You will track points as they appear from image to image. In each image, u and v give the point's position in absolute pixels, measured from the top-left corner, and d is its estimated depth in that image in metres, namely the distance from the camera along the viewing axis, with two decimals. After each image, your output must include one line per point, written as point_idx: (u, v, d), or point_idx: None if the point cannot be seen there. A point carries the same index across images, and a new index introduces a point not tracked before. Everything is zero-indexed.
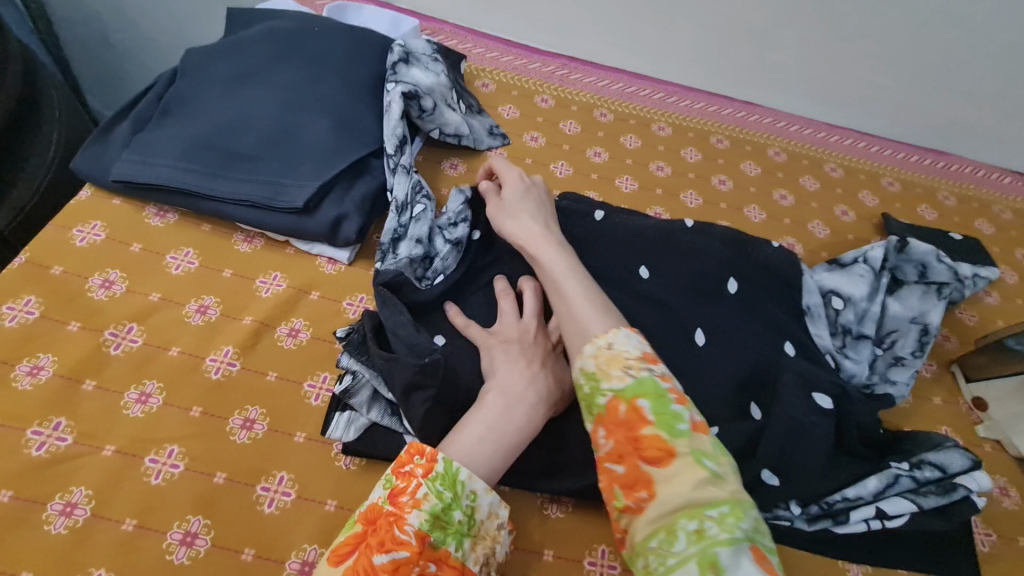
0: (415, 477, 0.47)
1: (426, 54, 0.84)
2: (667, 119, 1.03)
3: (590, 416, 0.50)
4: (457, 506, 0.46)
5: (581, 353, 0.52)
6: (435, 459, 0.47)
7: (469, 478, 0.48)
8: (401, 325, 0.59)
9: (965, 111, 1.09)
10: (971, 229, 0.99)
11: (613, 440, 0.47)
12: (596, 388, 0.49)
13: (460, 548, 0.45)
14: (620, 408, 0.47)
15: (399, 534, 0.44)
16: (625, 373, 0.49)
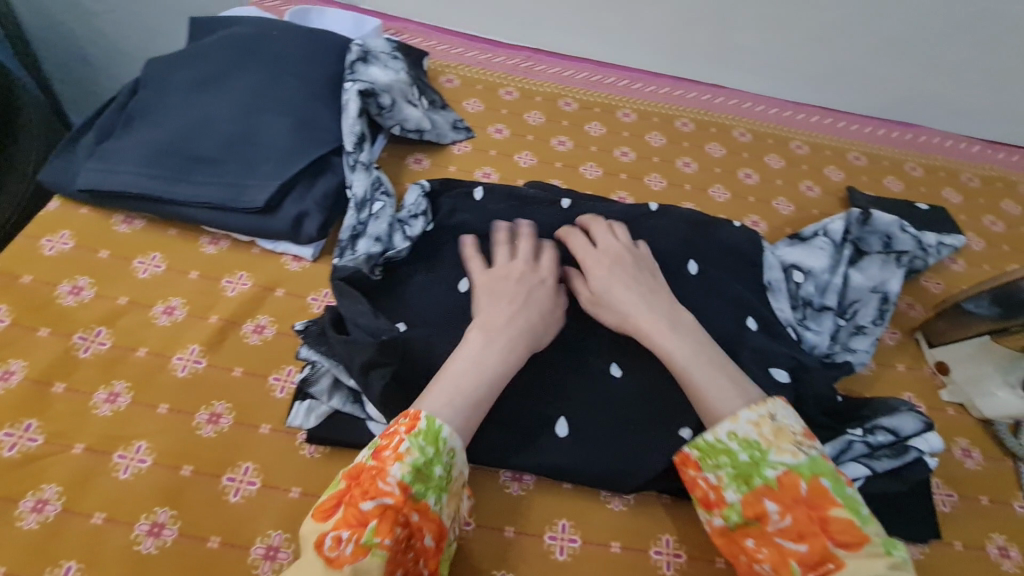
0: (400, 434, 0.50)
1: (384, 52, 0.85)
2: (633, 105, 1.04)
3: (749, 486, 0.51)
4: (439, 461, 0.50)
5: (734, 423, 0.52)
6: (417, 418, 0.52)
7: (450, 436, 0.51)
8: (360, 314, 0.60)
9: (931, 82, 1.10)
10: (938, 199, 1.00)
11: (792, 516, 0.48)
12: (764, 461, 0.50)
13: (439, 501, 0.50)
14: (798, 484, 0.49)
15: (383, 484, 0.48)
16: (799, 449, 0.50)
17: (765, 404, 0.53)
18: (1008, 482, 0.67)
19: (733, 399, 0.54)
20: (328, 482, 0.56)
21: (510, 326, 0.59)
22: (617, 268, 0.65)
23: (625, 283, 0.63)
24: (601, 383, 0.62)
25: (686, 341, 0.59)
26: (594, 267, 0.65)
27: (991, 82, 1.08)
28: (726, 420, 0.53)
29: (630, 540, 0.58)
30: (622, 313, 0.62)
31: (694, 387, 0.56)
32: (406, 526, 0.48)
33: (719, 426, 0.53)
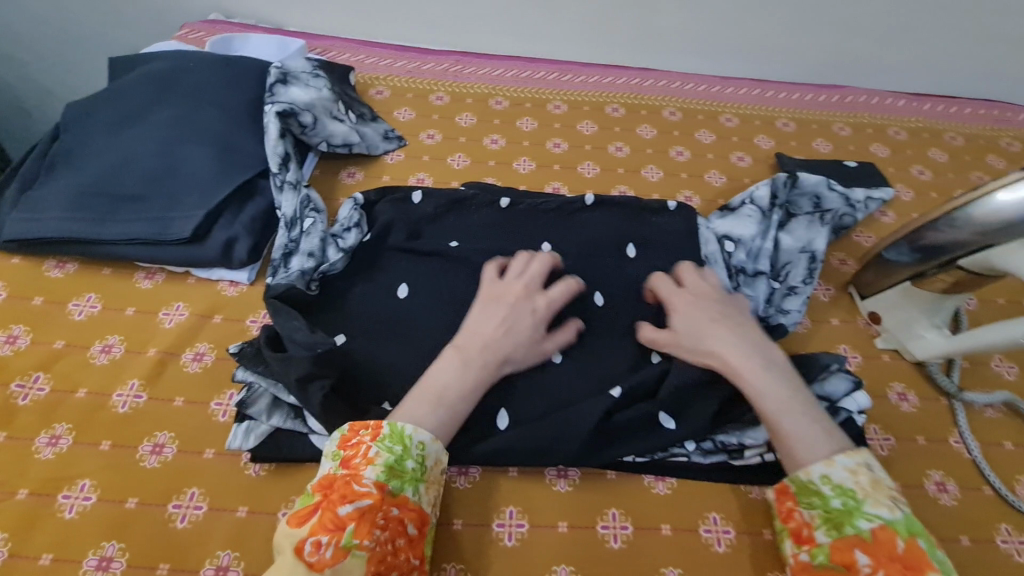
0: (364, 442, 0.54)
1: (305, 72, 0.86)
2: (563, 97, 1.06)
3: (841, 532, 0.51)
4: (409, 458, 0.53)
5: (826, 467, 0.53)
6: (380, 424, 0.55)
7: (415, 432, 0.55)
8: (296, 330, 0.61)
9: (851, 43, 1.13)
10: (866, 155, 1.02)
11: (884, 570, 0.48)
12: (859, 510, 0.51)
13: (416, 493, 0.53)
14: (895, 542, 0.49)
15: (359, 487, 0.50)
16: (895, 505, 0.51)
17: (857, 453, 0.55)
18: (944, 419, 0.69)
19: (824, 446, 0.55)
20: (274, 498, 0.57)
21: (488, 356, 0.62)
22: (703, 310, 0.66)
23: (720, 323, 0.64)
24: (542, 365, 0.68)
25: (780, 383, 0.59)
26: (697, 311, 0.66)
27: (907, 37, 1.11)
28: (820, 463, 0.54)
29: (576, 518, 0.60)
30: (711, 356, 0.62)
31: (782, 429, 0.57)
32: (385, 524, 0.50)
33: (812, 466, 0.54)
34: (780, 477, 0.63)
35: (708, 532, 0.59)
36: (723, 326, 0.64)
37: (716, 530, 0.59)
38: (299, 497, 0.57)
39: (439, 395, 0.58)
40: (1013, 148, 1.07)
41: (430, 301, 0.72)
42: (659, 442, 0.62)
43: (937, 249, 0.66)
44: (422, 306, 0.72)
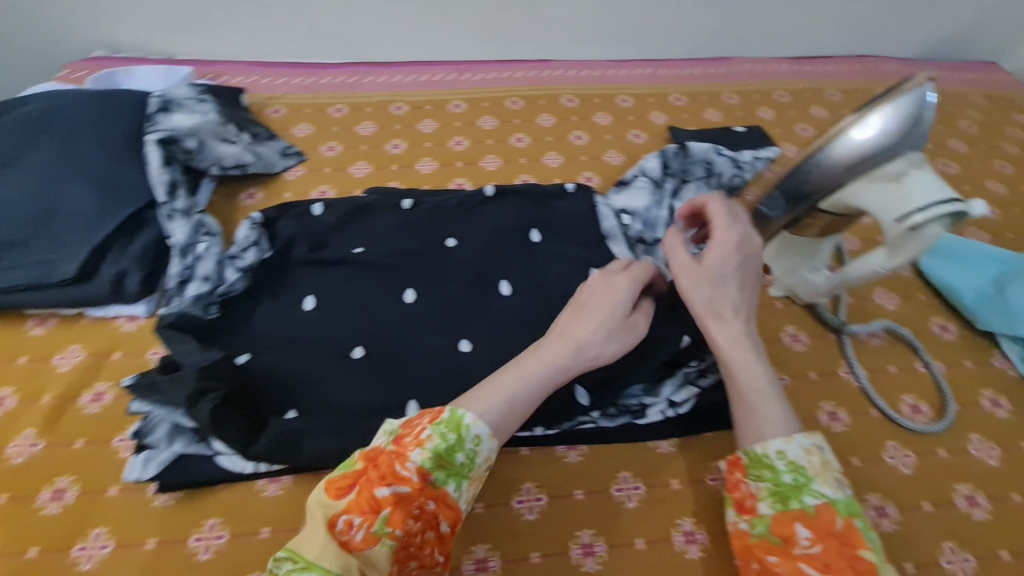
0: (423, 423, 0.51)
1: (189, 97, 0.85)
2: (462, 96, 1.08)
3: (786, 506, 0.52)
4: (462, 448, 0.50)
5: (785, 445, 0.53)
6: (442, 409, 0.52)
7: (473, 423, 0.51)
8: (188, 352, 0.61)
9: (731, 16, 1.19)
10: (754, 119, 1.08)
11: (822, 546, 0.49)
12: (806, 487, 0.51)
13: (458, 488, 0.50)
14: (836, 520, 0.50)
15: (401, 470, 0.48)
16: (839, 486, 0.52)
17: (815, 434, 0.54)
18: (835, 354, 0.74)
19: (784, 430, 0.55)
20: (185, 524, 0.57)
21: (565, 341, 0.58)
22: (733, 262, 0.61)
23: (742, 285, 0.61)
24: (452, 358, 0.69)
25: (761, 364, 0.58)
26: (732, 262, 0.61)
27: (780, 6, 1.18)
28: (780, 439, 0.54)
29: (491, 498, 0.61)
30: (719, 311, 0.60)
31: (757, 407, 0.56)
32: (420, 515, 0.48)
33: (770, 442, 0.54)
34: (684, 430, 0.66)
35: (618, 491, 0.61)
36: (743, 286, 0.61)
37: (627, 488, 0.62)
38: (210, 520, 0.57)
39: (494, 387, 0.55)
40: None
41: (336, 311, 0.73)
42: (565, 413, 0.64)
43: (802, 198, 0.67)
44: (329, 319, 0.72)
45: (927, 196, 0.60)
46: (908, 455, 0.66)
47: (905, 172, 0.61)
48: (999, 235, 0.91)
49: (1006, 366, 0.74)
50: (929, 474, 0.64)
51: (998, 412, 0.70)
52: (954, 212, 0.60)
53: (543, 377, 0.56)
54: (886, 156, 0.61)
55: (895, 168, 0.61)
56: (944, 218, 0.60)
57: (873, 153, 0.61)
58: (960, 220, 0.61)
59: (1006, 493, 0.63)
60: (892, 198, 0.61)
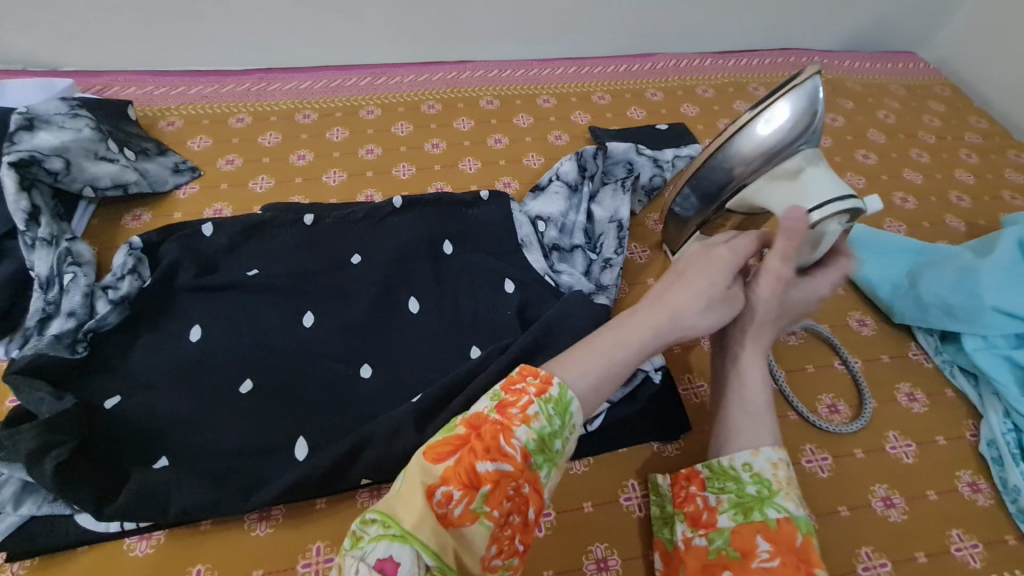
0: (528, 394, 0.48)
1: (59, 113, 0.78)
2: (376, 101, 1.03)
3: (746, 518, 0.51)
4: (561, 435, 0.48)
5: (757, 453, 0.54)
6: (549, 383, 0.49)
7: (575, 412, 0.49)
8: (41, 402, 0.55)
9: (653, 12, 1.17)
10: (677, 116, 1.06)
11: (780, 560, 0.48)
12: (770, 500, 0.51)
13: (548, 476, 0.47)
14: (796, 536, 0.49)
15: (504, 445, 0.45)
16: (802, 504, 0.51)
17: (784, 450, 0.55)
18: None
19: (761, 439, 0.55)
20: None
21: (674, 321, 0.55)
22: (807, 300, 0.61)
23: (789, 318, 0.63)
24: (352, 386, 0.65)
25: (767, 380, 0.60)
26: (803, 300, 0.61)
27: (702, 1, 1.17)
28: (748, 451, 0.54)
29: None
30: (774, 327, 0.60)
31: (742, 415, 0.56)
32: (513, 496, 0.45)
33: (738, 454, 0.54)
34: (596, 447, 0.63)
35: None
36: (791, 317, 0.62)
37: None
38: None
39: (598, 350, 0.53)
40: None
41: (226, 342, 0.68)
42: None
43: (713, 195, 0.65)
44: (217, 350, 0.67)
45: (822, 193, 0.57)
46: (825, 458, 0.64)
47: (802, 169, 0.59)
48: (916, 224, 0.92)
49: (922, 358, 0.74)
50: (846, 476, 0.63)
51: (915, 406, 0.69)
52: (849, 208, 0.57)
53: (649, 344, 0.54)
54: (785, 153, 0.59)
55: (791, 165, 0.59)
56: (842, 214, 0.57)
57: (772, 150, 0.59)
58: (857, 217, 0.59)
59: (922, 491, 0.62)
60: (790, 195, 0.59)
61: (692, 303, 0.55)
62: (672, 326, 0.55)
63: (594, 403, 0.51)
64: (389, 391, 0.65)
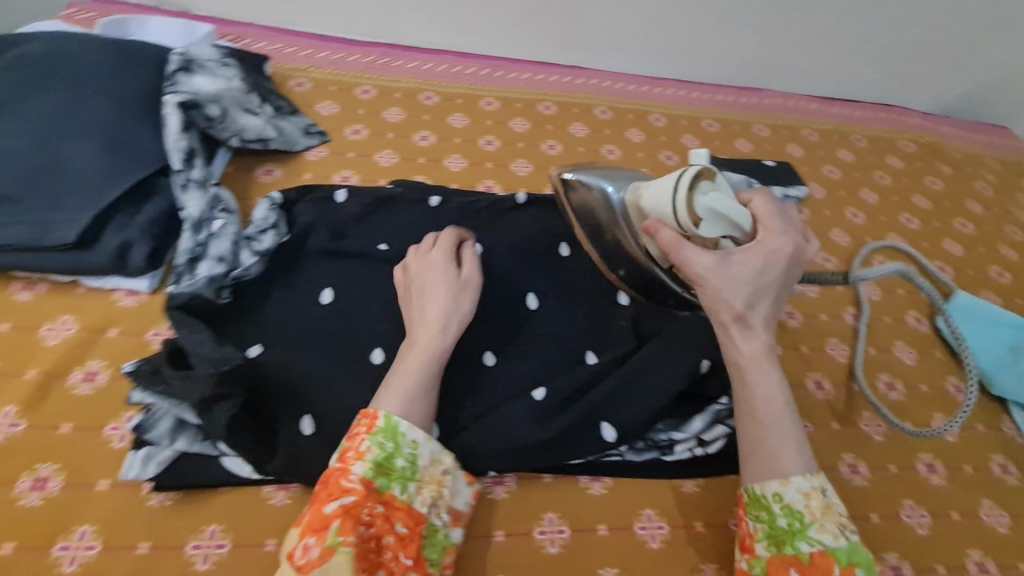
0: (359, 434, 0.51)
1: (212, 60, 0.79)
2: (495, 93, 1.03)
3: (779, 550, 0.50)
4: (399, 455, 0.51)
5: (790, 483, 0.50)
6: (376, 416, 0.52)
7: (409, 429, 0.52)
8: (202, 344, 0.55)
9: (767, 49, 1.18)
10: (783, 155, 1.08)
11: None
12: (803, 534, 0.49)
13: (405, 492, 0.50)
14: (831, 569, 0.47)
15: (344, 483, 0.48)
16: (841, 532, 0.48)
17: (818, 476, 0.51)
18: (855, 406, 0.74)
19: (790, 459, 0.51)
20: (180, 532, 0.52)
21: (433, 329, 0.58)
22: (761, 268, 0.51)
23: (777, 293, 0.53)
24: (475, 371, 0.64)
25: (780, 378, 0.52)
26: (767, 270, 0.51)
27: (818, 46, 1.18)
28: (775, 480, 0.50)
29: (513, 527, 0.59)
30: (749, 320, 0.52)
31: (765, 438, 0.51)
32: (371, 521, 0.48)
33: (767, 482, 0.51)
34: (709, 468, 0.64)
35: (643, 529, 0.60)
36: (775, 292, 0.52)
37: (652, 527, 0.60)
38: (210, 527, 0.53)
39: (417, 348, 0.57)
40: (909, 149, 1.16)
41: (354, 306, 0.66)
42: (595, 444, 0.61)
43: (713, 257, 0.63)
44: (345, 316, 0.65)
45: (656, 194, 0.54)
46: (923, 516, 0.67)
47: (636, 194, 0.57)
48: (1010, 300, 0.94)
49: (1015, 433, 0.77)
50: (940, 536, 0.65)
51: (1008, 479, 0.72)
52: (708, 186, 0.52)
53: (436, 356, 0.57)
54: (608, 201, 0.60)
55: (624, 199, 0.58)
56: (707, 190, 0.52)
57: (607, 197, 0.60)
58: (706, 177, 0.53)
59: (1013, 561, 0.65)
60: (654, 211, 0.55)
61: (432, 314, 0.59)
62: (444, 329, 0.58)
63: (421, 406, 0.54)
64: (510, 382, 0.65)
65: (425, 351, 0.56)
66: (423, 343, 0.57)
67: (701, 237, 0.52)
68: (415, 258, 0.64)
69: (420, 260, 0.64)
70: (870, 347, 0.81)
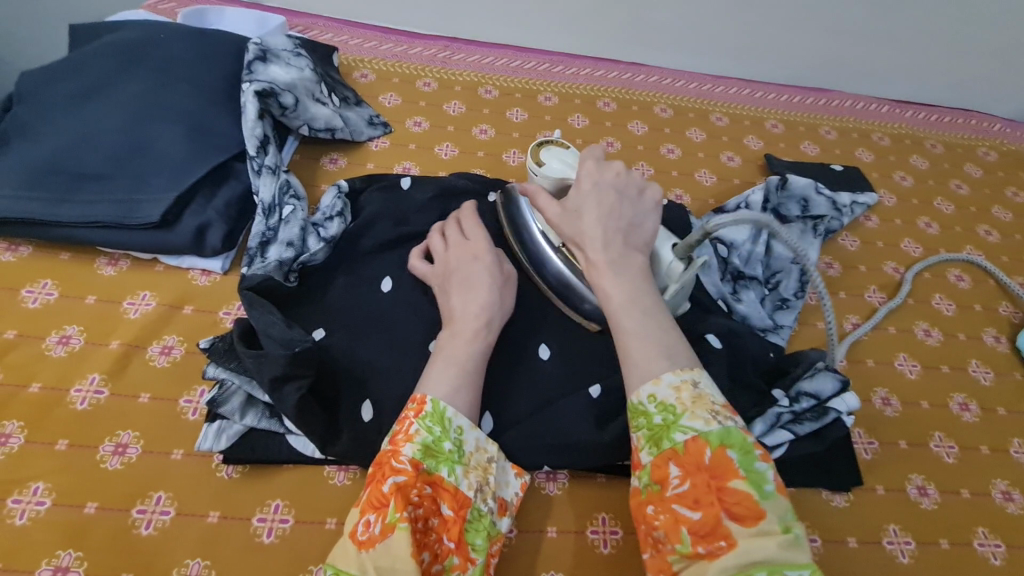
0: (406, 417, 0.51)
1: (286, 50, 0.82)
2: (554, 88, 1.03)
3: (658, 449, 0.45)
4: (446, 440, 0.50)
5: (658, 377, 0.47)
6: (424, 401, 0.51)
7: (455, 415, 0.52)
8: (272, 325, 0.57)
9: (842, 47, 1.11)
10: (852, 160, 1.03)
11: (690, 482, 0.43)
12: (676, 424, 0.45)
13: (452, 474, 0.50)
14: (703, 452, 0.43)
15: (397, 463, 0.48)
16: (713, 417, 0.44)
17: (689, 370, 0.47)
18: (924, 426, 0.71)
19: (656, 353, 0.48)
20: (247, 502, 0.54)
21: (474, 319, 0.58)
22: (598, 189, 0.56)
23: (602, 209, 0.55)
24: (531, 366, 0.64)
25: (626, 283, 0.52)
26: (585, 187, 0.57)
27: (895, 49, 1.11)
28: (648, 381, 0.47)
29: (565, 523, 0.59)
30: (581, 241, 0.55)
31: (623, 331, 0.50)
32: (420, 502, 0.48)
33: (640, 387, 0.47)
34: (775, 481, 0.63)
35: None
36: (597, 208, 0.55)
37: None
38: (275, 501, 0.55)
39: (445, 351, 0.56)
40: (990, 158, 1.08)
41: (414, 296, 0.66)
42: None
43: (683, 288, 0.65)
44: (405, 305, 0.66)
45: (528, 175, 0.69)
46: (998, 546, 0.63)
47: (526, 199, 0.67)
48: None
49: None
50: (1018, 567, 0.62)
51: None
52: (555, 149, 0.68)
53: (466, 346, 0.56)
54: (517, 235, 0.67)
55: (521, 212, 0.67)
56: (555, 152, 0.68)
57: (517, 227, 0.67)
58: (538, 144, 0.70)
59: None
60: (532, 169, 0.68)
61: (473, 307, 0.59)
62: (489, 324, 0.58)
63: (467, 397, 0.53)
64: (567, 379, 0.64)
65: (474, 336, 0.57)
66: (471, 330, 0.57)
67: (549, 178, 0.65)
68: (452, 252, 0.64)
69: (458, 252, 0.64)
70: (943, 365, 0.77)
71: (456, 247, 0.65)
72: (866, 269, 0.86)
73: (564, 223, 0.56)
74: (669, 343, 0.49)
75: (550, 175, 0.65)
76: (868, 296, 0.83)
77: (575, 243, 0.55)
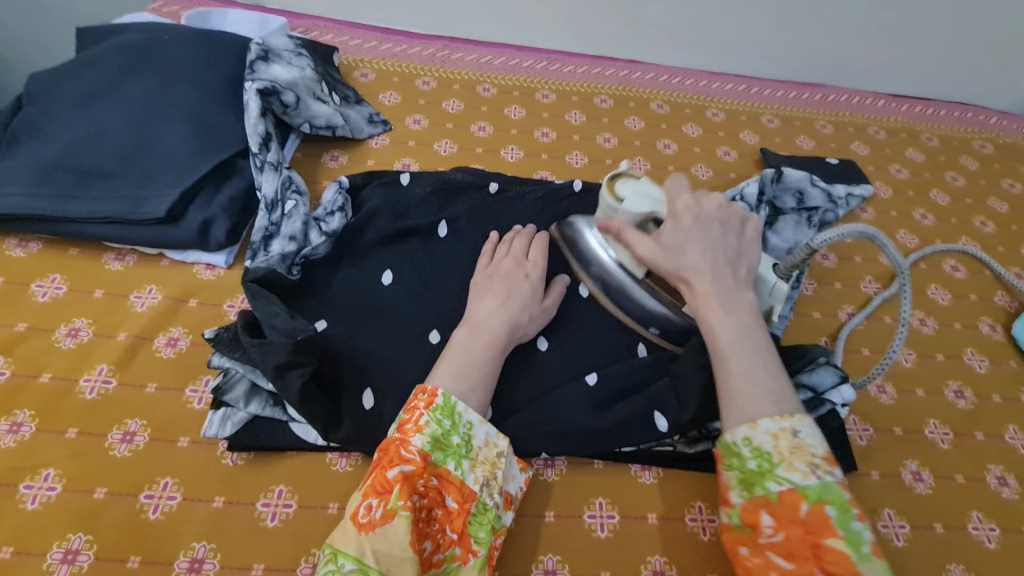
0: (418, 409, 0.52)
1: (288, 49, 0.84)
2: (552, 86, 1.04)
3: (751, 493, 0.48)
4: (454, 434, 0.51)
5: (760, 421, 0.48)
6: (435, 393, 0.53)
7: (465, 410, 0.53)
8: (275, 315, 0.59)
9: (837, 42, 1.13)
10: (847, 153, 1.04)
11: (785, 534, 0.45)
12: (771, 473, 0.47)
13: (459, 468, 0.51)
14: (800, 506, 0.45)
15: (405, 453, 0.49)
16: (811, 471, 0.46)
17: (791, 416, 0.48)
18: (920, 412, 0.72)
19: (760, 395, 0.49)
20: (252, 488, 0.55)
21: (493, 326, 0.59)
22: (699, 226, 0.58)
23: (703, 244, 0.57)
24: (529, 356, 0.65)
25: (732, 322, 0.53)
26: (685, 221, 0.59)
27: (890, 44, 1.12)
28: (746, 423, 0.49)
29: (563, 508, 0.60)
30: (683, 274, 0.56)
31: (726, 369, 0.51)
32: (425, 492, 0.50)
33: (737, 427, 0.49)
34: None
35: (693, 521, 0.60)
36: (703, 242, 0.57)
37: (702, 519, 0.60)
38: (278, 487, 0.56)
39: (455, 344, 0.58)
40: (985, 150, 1.09)
41: (414, 289, 0.68)
42: (648, 437, 0.60)
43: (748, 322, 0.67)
44: (405, 298, 0.67)
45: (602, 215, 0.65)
46: (992, 529, 0.64)
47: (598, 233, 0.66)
48: None
49: None
50: (1012, 551, 0.62)
51: None
52: (631, 180, 0.64)
53: (480, 345, 0.57)
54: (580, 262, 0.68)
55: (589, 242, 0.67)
56: (630, 185, 0.63)
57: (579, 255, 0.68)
58: (613, 177, 0.65)
59: None
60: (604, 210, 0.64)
61: (497, 314, 0.60)
62: (510, 334, 0.60)
63: (470, 387, 0.54)
64: (565, 368, 0.65)
65: (486, 334, 0.58)
66: (483, 328, 0.59)
67: (631, 215, 0.62)
68: (507, 262, 0.66)
69: (512, 265, 0.66)
70: (938, 353, 0.78)
71: (515, 257, 0.67)
72: (862, 260, 0.87)
73: (662, 256, 0.58)
74: (774, 386, 0.50)
75: (635, 212, 0.61)
76: (864, 286, 0.84)
77: (675, 277, 0.57)
